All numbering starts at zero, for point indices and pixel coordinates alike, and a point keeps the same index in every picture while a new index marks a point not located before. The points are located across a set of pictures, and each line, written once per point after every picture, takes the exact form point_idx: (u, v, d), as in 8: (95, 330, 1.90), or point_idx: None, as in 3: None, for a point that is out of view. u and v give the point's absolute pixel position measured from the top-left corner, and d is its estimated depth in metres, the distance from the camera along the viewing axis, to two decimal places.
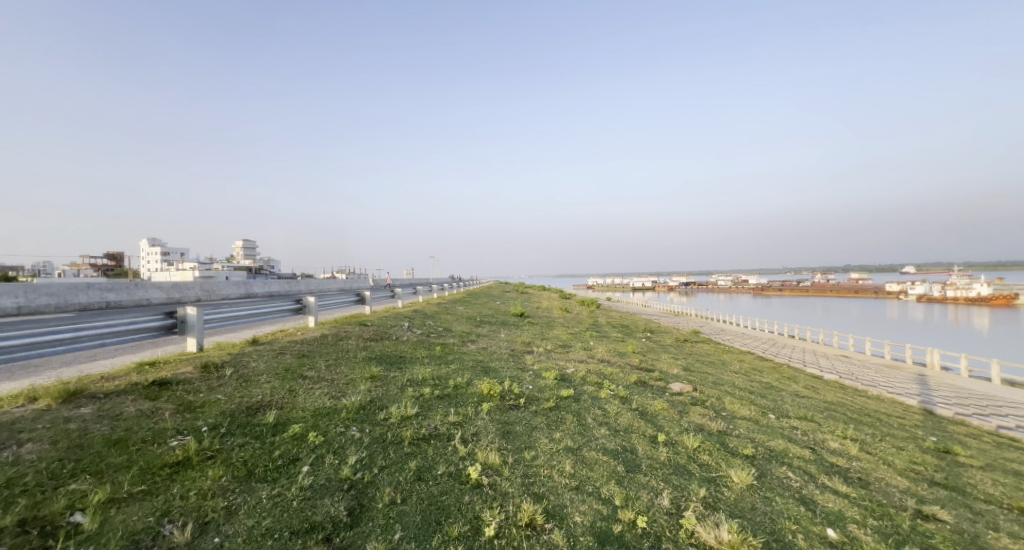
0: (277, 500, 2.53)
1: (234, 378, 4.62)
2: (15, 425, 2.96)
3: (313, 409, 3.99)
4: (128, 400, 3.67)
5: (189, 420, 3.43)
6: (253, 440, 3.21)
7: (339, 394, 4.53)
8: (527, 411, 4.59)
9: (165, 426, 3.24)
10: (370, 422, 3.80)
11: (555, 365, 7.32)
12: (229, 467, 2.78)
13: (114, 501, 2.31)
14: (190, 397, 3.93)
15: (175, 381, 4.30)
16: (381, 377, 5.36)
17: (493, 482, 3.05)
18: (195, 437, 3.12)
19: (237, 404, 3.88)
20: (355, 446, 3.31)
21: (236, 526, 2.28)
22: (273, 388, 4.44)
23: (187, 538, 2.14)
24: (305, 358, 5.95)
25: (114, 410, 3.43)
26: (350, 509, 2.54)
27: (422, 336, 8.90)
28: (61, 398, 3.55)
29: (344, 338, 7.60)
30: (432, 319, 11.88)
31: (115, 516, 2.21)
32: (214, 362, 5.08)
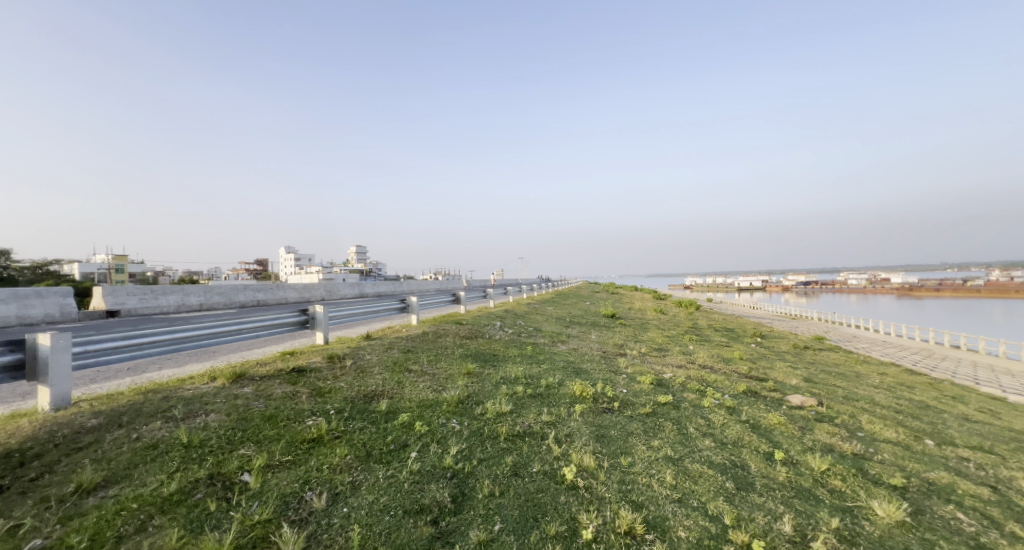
0: (392, 481, 2.81)
1: (353, 369, 5.26)
2: (203, 397, 3.74)
3: (418, 400, 4.35)
4: (276, 383, 4.41)
5: (320, 403, 3.99)
6: (371, 425, 3.62)
7: (439, 387, 4.89)
8: (622, 415, 4.45)
9: (303, 407, 3.82)
10: (468, 416, 4.03)
11: (651, 368, 6.97)
12: (352, 447, 3.18)
13: (270, 466, 2.79)
14: (320, 384, 4.57)
15: (309, 369, 5.04)
16: (476, 373, 5.66)
17: (588, 485, 3.02)
18: (325, 419, 3.62)
19: (356, 392, 4.41)
20: (456, 437, 3.54)
21: (360, 499, 2.58)
22: (385, 380, 4.96)
23: (324, 505, 2.48)
24: (411, 353, 6.52)
25: (266, 390, 4.13)
26: (454, 497, 2.72)
27: (514, 335, 9.14)
28: (230, 378, 4.38)
29: (443, 335, 8.15)
30: (522, 319, 12.14)
31: (271, 479, 2.65)
32: (338, 354, 5.83)
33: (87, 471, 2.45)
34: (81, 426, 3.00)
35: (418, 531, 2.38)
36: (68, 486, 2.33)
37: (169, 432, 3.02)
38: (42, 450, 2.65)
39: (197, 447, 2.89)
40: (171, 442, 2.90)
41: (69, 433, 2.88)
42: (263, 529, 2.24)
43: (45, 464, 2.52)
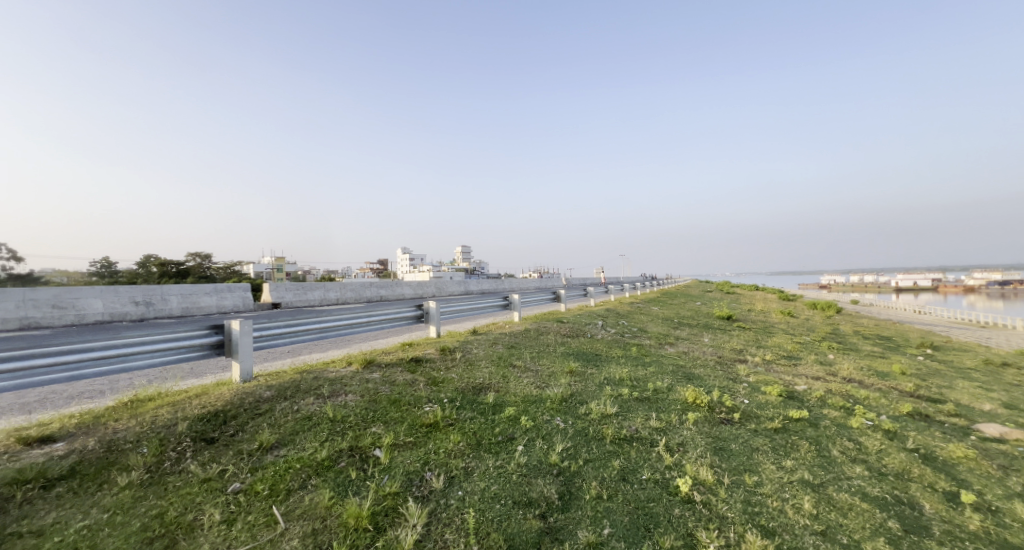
0: (500, 471, 2.94)
1: (462, 362, 5.64)
2: (343, 379, 4.36)
3: (523, 394, 4.48)
4: (398, 370, 4.94)
5: (435, 392, 4.36)
6: (480, 415, 3.85)
7: (543, 384, 4.96)
8: (744, 428, 4.01)
9: (421, 394, 4.21)
10: (572, 414, 4.02)
11: (778, 378, 6.14)
12: (464, 435, 3.40)
13: (396, 445, 3.14)
14: (435, 374, 4.99)
15: (425, 359, 5.54)
16: (579, 372, 5.62)
17: (706, 501, 2.79)
18: (440, 406, 3.94)
19: (466, 383, 4.72)
20: (561, 435, 3.56)
21: (474, 485, 2.75)
22: (491, 373, 5.21)
23: (441, 485, 2.70)
24: (514, 349, 6.74)
25: (391, 377, 4.65)
26: (561, 494, 2.74)
27: (617, 335, 8.85)
28: (363, 364, 5.04)
29: (544, 333, 8.26)
30: (626, 319, 11.68)
31: (397, 457, 2.98)
32: (449, 347, 6.30)
33: (265, 433, 3.03)
34: (259, 396, 3.73)
35: (528, 524, 2.45)
36: (254, 444, 2.91)
37: (320, 407, 3.59)
38: (236, 412, 3.35)
39: (339, 421, 3.39)
40: (321, 416, 3.44)
41: (253, 401, 3.60)
42: (393, 499, 2.51)
43: (238, 423, 3.18)
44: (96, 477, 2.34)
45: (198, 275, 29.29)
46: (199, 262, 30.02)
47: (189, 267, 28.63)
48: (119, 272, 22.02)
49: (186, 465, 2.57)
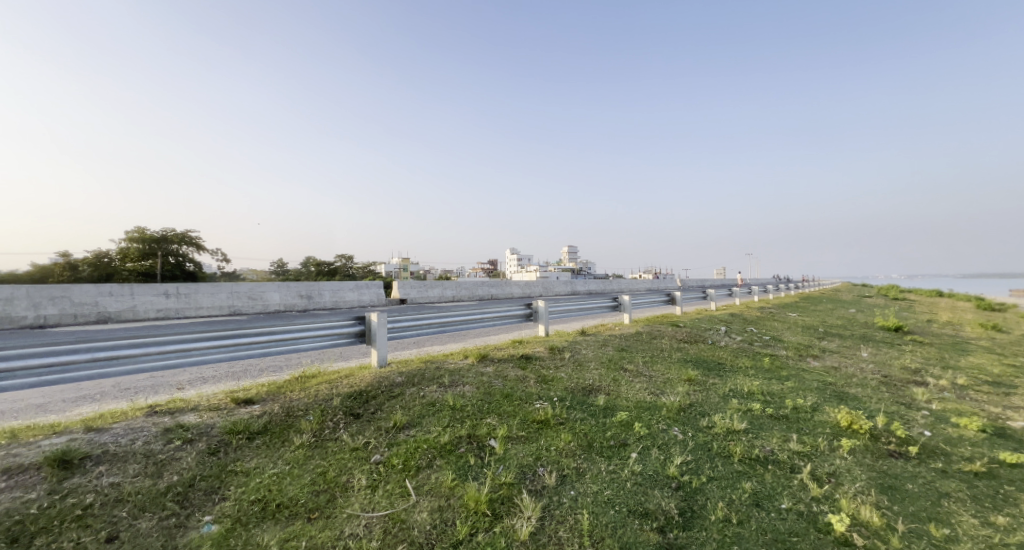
0: (613, 476, 2.85)
1: (571, 362, 5.62)
2: (461, 371, 4.70)
3: (636, 400, 4.28)
4: (510, 366, 5.14)
5: (545, 389, 4.44)
6: (590, 417, 3.79)
7: (657, 391, 4.67)
8: (924, 466, 3.24)
9: (532, 391, 4.33)
10: (692, 426, 3.71)
11: (978, 409, 4.80)
12: (575, 435, 3.39)
13: (509, 437, 3.27)
14: (544, 372, 5.08)
15: (535, 357, 5.67)
16: (698, 381, 5.16)
17: (870, 547, 2.32)
18: (550, 404, 4.00)
19: (575, 383, 4.70)
20: (680, 447, 3.31)
21: (586, 487, 2.71)
22: (601, 375, 5.09)
23: (554, 483, 2.73)
24: (625, 352, 6.50)
25: (503, 372, 4.87)
26: (682, 510, 2.55)
27: (745, 344, 7.90)
28: (478, 357, 5.37)
29: (658, 337, 7.77)
30: (754, 326, 10.36)
31: (510, 449, 3.10)
32: (558, 346, 6.34)
33: (398, 414, 3.43)
34: (393, 380, 4.23)
35: (645, 535, 2.33)
36: (390, 422, 3.31)
37: (442, 395, 3.93)
38: (376, 393, 3.85)
39: (458, 410, 3.66)
40: (442, 403, 3.75)
41: (388, 384, 4.09)
42: (509, 489, 2.61)
43: (377, 403, 3.65)
44: (280, 435, 2.91)
45: (343, 274, 34.43)
46: (344, 263, 35.23)
47: (338, 267, 33.94)
48: (289, 271, 27.05)
49: (340, 434, 3.04)
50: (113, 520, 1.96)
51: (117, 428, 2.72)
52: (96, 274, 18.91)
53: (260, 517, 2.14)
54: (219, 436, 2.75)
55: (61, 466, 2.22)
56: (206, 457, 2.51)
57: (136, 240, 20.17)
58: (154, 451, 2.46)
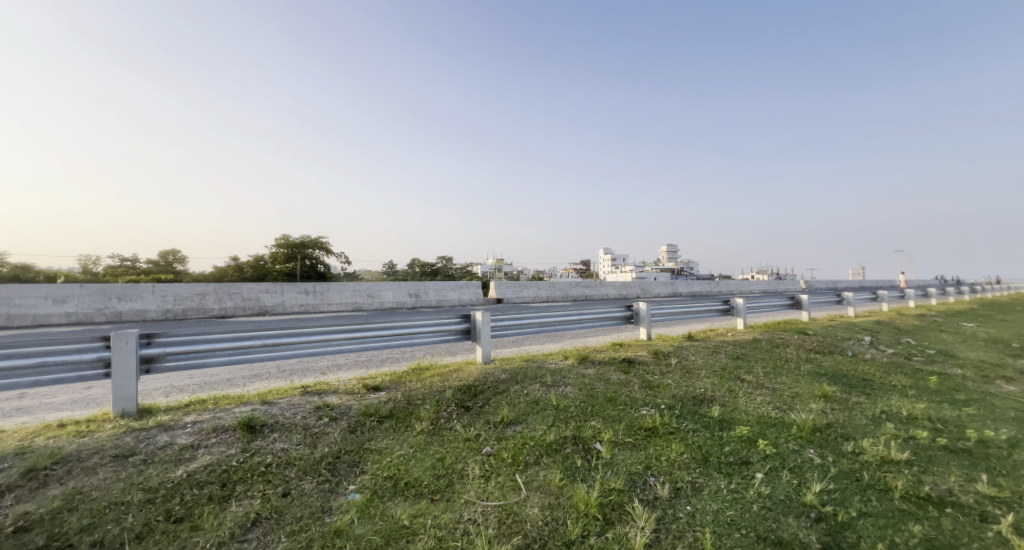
0: (736, 496, 2.60)
1: (679, 368, 5.25)
2: (562, 372, 4.71)
3: (758, 415, 3.84)
4: (612, 369, 4.99)
5: (651, 396, 4.22)
6: (703, 429, 3.50)
7: (784, 407, 4.14)
8: None
9: (637, 396, 4.15)
10: (833, 450, 3.21)
11: None
12: (688, 447, 3.17)
13: (616, 443, 3.18)
14: (649, 377, 4.83)
15: (638, 361, 5.42)
16: (837, 399, 4.43)
17: None
18: (659, 412, 3.78)
19: (684, 392, 4.38)
20: (818, 472, 2.89)
21: (704, 504, 2.51)
22: (714, 385, 4.66)
23: (667, 495, 2.58)
24: (740, 360, 5.88)
25: (605, 375, 4.75)
26: (825, 545, 2.22)
27: (898, 358, 6.59)
28: (578, 359, 5.32)
29: (781, 345, 6.88)
30: (911, 337, 8.58)
31: (618, 455, 3.01)
32: (662, 351, 5.99)
33: (505, 410, 3.56)
34: (498, 377, 4.40)
35: None
36: (497, 417, 3.45)
37: (545, 394, 3.98)
38: (483, 388, 4.05)
39: (561, 410, 3.67)
40: (546, 403, 3.80)
41: (494, 380, 4.28)
42: (619, 496, 2.54)
43: (485, 398, 3.84)
44: (404, 420, 3.23)
45: (444, 274, 36.92)
46: (444, 263, 37.77)
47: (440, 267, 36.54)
48: (399, 271, 29.87)
49: (454, 424, 3.26)
50: (285, 479, 2.36)
51: (282, 403, 3.28)
52: (256, 274, 23.02)
53: (393, 491, 2.40)
54: (356, 417, 3.15)
55: (248, 430, 2.74)
56: (348, 434, 2.89)
57: (284, 246, 24.06)
58: (310, 425, 2.92)
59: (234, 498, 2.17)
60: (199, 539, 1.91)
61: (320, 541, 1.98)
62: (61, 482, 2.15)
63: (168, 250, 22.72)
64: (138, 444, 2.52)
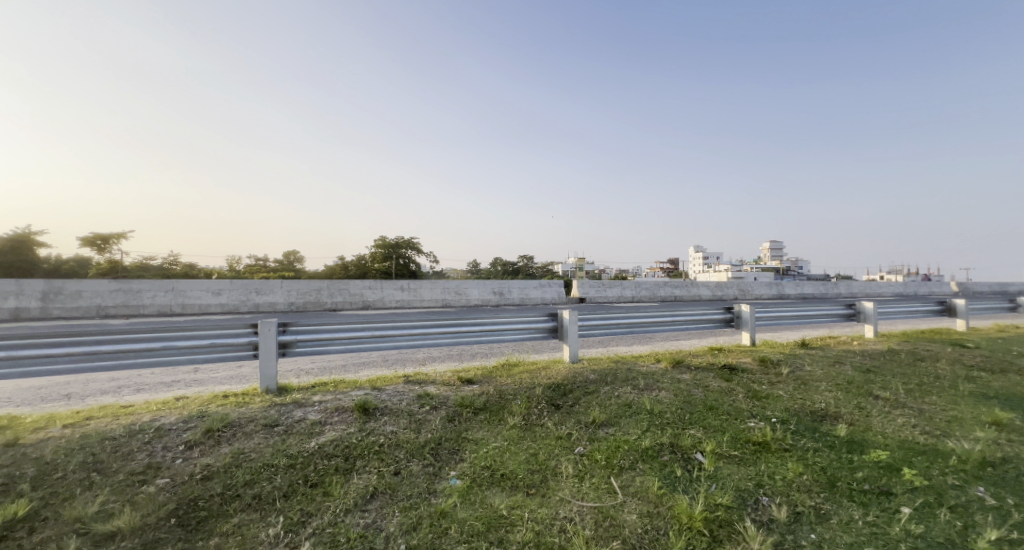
0: (876, 531, 2.22)
1: (792, 379, 4.66)
2: (654, 375, 4.46)
3: (901, 440, 3.25)
4: (711, 376, 4.60)
5: (758, 407, 3.81)
6: (827, 449, 3.06)
7: (937, 432, 3.44)
8: None
9: (741, 406, 3.77)
10: (1013, 492, 2.58)
11: None
12: (808, 467, 2.79)
13: (719, 455, 2.93)
14: (756, 386, 4.36)
15: (741, 368, 4.93)
16: (1015, 428, 3.57)
17: None
18: (769, 426, 3.40)
19: (801, 406, 3.88)
20: (991, 515, 2.35)
21: (834, 535, 2.19)
22: (839, 400, 4.05)
23: (786, 519, 2.30)
24: (872, 374, 5.02)
25: (703, 381, 4.40)
26: None
27: None
28: (671, 363, 4.99)
29: (928, 359, 5.73)
30: None
31: (723, 468, 2.76)
32: (770, 358, 5.36)
33: (596, 410, 3.48)
34: (587, 377, 4.32)
35: None
36: (588, 417, 3.39)
37: (638, 398, 3.81)
38: (572, 387, 4.01)
39: (657, 415, 3.48)
40: (639, 406, 3.64)
41: (582, 380, 4.20)
42: (727, 513, 2.33)
43: (575, 397, 3.79)
44: (497, 414, 3.33)
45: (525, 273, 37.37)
46: (526, 262, 38.24)
47: (521, 267, 37.16)
48: (482, 270, 31.00)
49: (545, 421, 3.28)
50: (396, 459, 2.57)
51: (389, 390, 3.58)
52: (359, 272, 25.56)
53: (491, 481, 2.48)
54: (453, 407, 3.32)
55: (363, 412, 3.04)
56: (447, 423, 3.07)
57: (382, 247, 26.40)
58: (414, 411, 3.15)
59: (356, 471, 2.42)
60: (330, 504, 2.16)
61: (428, 519, 2.12)
62: (228, 442, 2.59)
63: (290, 251, 26.26)
64: (280, 417, 2.94)
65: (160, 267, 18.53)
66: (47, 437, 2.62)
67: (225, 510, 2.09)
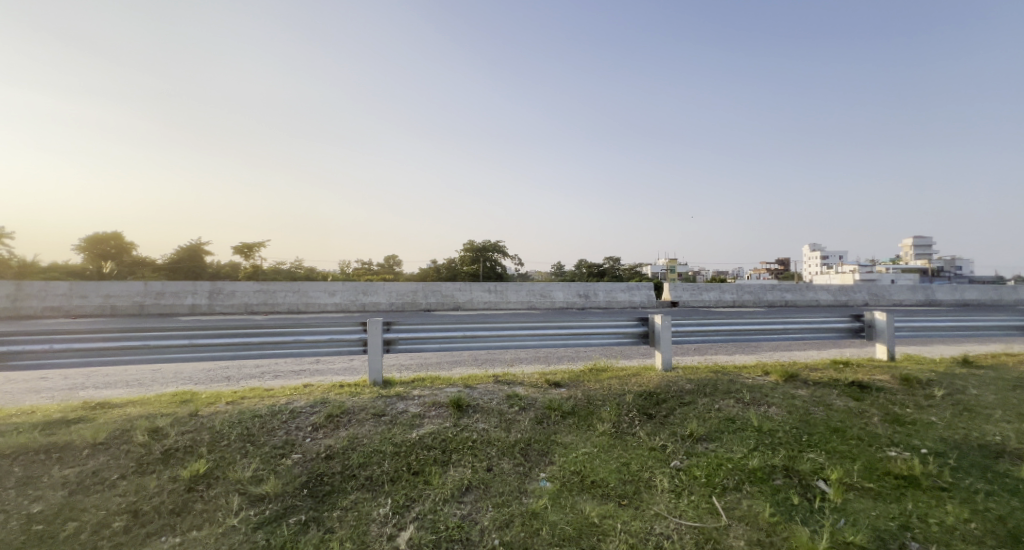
0: None
1: (949, 404, 3.83)
2: (762, 389, 4.00)
3: None
4: (835, 393, 3.99)
5: (901, 434, 3.20)
6: (1005, 494, 2.46)
7: None
8: None
9: (877, 431, 3.21)
10: None
11: None
12: (976, 514, 2.27)
13: (848, 485, 2.52)
14: (898, 409, 3.67)
15: (876, 387, 4.19)
16: None
17: None
18: (917, 458, 2.84)
19: (963, 437, 3.17)
20: None
21: None
22: (1021, 434, 3.23)
23: None
24: None
25: (825, 399, 3.83)
26: None
27: None
28: (784, 377, 4.42)
29: None
30: None
31: (855, 502, 2.37)
32: (917, 377, 4.46)
33: (694, 423, 3.24)
34: (682, 387, 4.03)
35: None
36: (685, 430, 3.17)
37: (743, 412, 3.46)
38: (666, 396, 3.77)
39: (767, 434, 3.12)
40: (745, 422, 3.30)
41: (677, 389, 3.93)
42: None
43: (669, 407, 3.56)
44: (586, 419, 3.27)
45: (610, 274, 36.25)
46: (613, 263, 37.07)
47: (607, 269, 36.14)
48: (567, 272, 30.80)
49: (637, 430, 3.14)
50: (488, 456, 2.67)
51: (481, 388, 3.74)
52: (450, 275, 27.08)
53: (580, 486, 2.45)
54: (542, 409, 3.34)
55: (457, 408, 3.22)
56: (536, 424, 3.11)
57: (470, 251, 27.66)
58: (504, 411, 3.24)
59: (452, 464, 2.57)
60: (431, 492, 2.32)
61: (520, 517, 2.16)
62: (346, 427, 2.93)
63: (390, 256, 28.84)
64: (386, 408, 3.23)
65: (289, 270, 21.62)
66: (215, 411, 3.22)
67: (344, 487, 2.36)
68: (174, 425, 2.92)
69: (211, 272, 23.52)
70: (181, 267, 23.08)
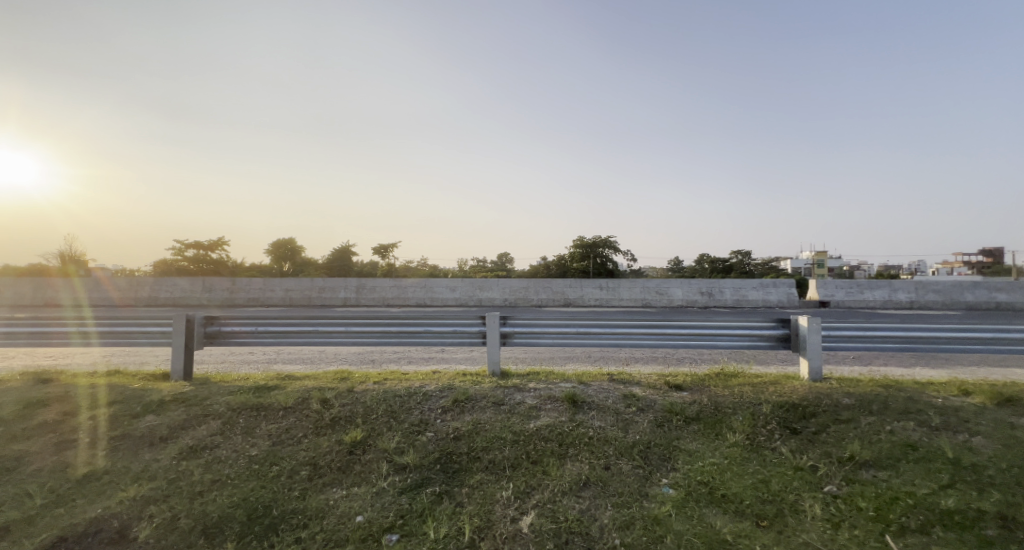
0: None
1: None
2: (961, 413, 3.15)
3: None
4: None
5: None
6: None
7: None
8: None
9: None
10: None
11: None
12: None
13: None
14: None
15: None
16: None
17: None
18: None
19: None
20: None
21: None
22: None
23: None
24: None
25: None
26: None
27: None
28: (996, 400, 3.41)
29: None
30: None
31: None
32: None
33: (855, 444, 2.71)
34: (838, 400, 3.40)
35: None
36: (843, 451, 2.67)
37: (929, 439, 2.78)
38: (816, 409, 3.22)
39: (969, 470, 2.44)
40: (933, 452, 2.64)
41: (832, 403, 3.32)
42: None
43: (819, 423, 3.05)
44: (714, 427, 2.99)
45: (738, 270, 32.24)
46: (742, 257, 33.06)
47: (735, 263, 32.41)
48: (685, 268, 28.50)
49: (778, 445, 2.76)
50: (606, 454, 2.62)
51: (596, 386, 3.68)
52: (561, 271, 27.21)
53: (709, 500, 2.25)
54: (662, 412, 3.14)
55: (572, 403, 3.23)
56: (657, 426, 2.95)
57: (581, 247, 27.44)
58: (621, 410, 3.14)
59: (569, 458, 2.59)
60: (549, 483, 2.36)
61: (642, 521, 2.08)
62: (469, 412, 3.16)
63: (503, 255, 30.31)
64: (504, 397, 3.41)
65: (417, 268, 24.21)
66: (366, 389, 3.77)
67: (471, 467, 2.56)
68: (338, 397, 3.50)
69: (358, 271, 27.58)
70: (336, 266, 27.50)
